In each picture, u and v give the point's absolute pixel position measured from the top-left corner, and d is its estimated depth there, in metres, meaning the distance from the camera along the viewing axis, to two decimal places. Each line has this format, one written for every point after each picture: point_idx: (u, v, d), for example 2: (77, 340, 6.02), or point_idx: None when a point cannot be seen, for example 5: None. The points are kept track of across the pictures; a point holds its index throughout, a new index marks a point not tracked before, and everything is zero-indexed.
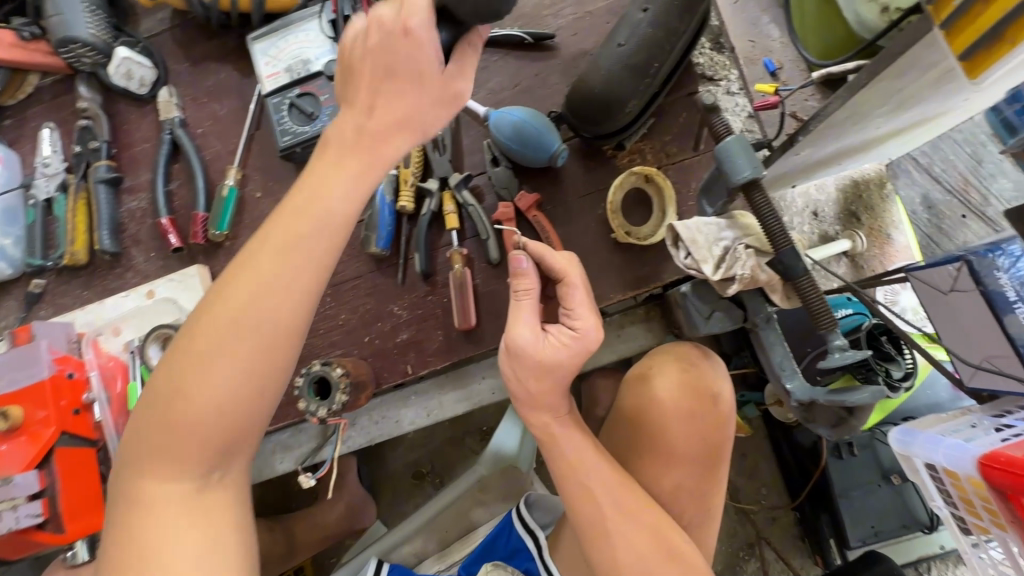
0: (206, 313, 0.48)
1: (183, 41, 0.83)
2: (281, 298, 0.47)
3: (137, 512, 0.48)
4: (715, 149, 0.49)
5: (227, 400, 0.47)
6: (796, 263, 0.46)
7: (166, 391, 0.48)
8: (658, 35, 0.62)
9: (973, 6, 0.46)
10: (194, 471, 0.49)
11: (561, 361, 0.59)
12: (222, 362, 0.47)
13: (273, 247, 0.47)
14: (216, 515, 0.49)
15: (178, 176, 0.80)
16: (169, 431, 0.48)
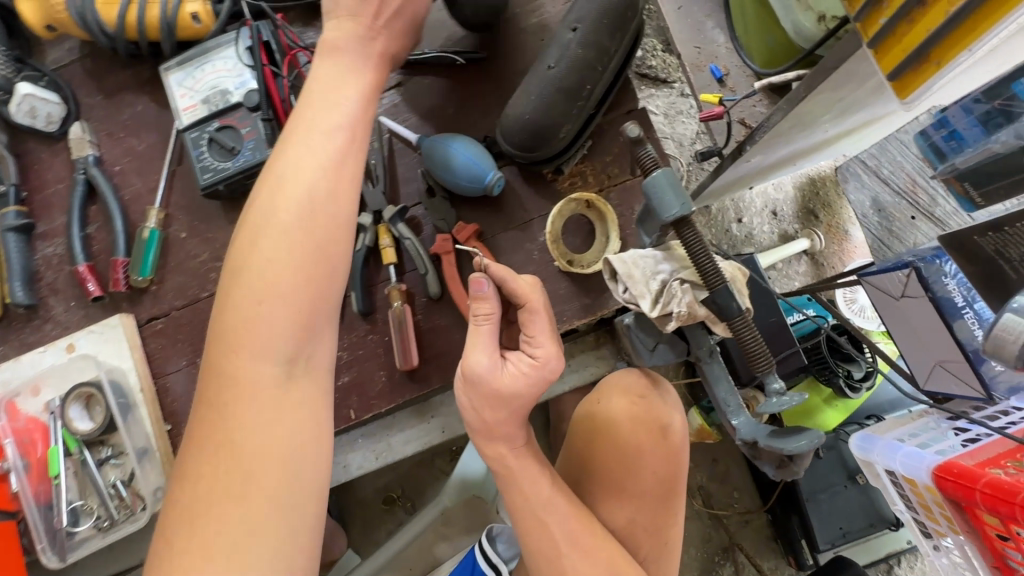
0: (252, 218, 0.48)
1: (95, 72, 0.78)
2: (328, 180, 0.49)
3: (229, 430, 0.45)
4: (644, 184, 0.46)
5: (293, 290, 0.47)
6: (730, 303, 0.44)
7: (233, 303, 0.46)
8: (588, 57, 0.59)
9: (898, 26, 0.45)
10: (280, 368, 0.46)
11: (518, 392, 0.54)
12: (286, 250, 0.47)
13: (301, 156, 0.49)
14: (304, 411, 0.47)
15: (95, 219, 0.75)
16: (243, 344, 0.46)
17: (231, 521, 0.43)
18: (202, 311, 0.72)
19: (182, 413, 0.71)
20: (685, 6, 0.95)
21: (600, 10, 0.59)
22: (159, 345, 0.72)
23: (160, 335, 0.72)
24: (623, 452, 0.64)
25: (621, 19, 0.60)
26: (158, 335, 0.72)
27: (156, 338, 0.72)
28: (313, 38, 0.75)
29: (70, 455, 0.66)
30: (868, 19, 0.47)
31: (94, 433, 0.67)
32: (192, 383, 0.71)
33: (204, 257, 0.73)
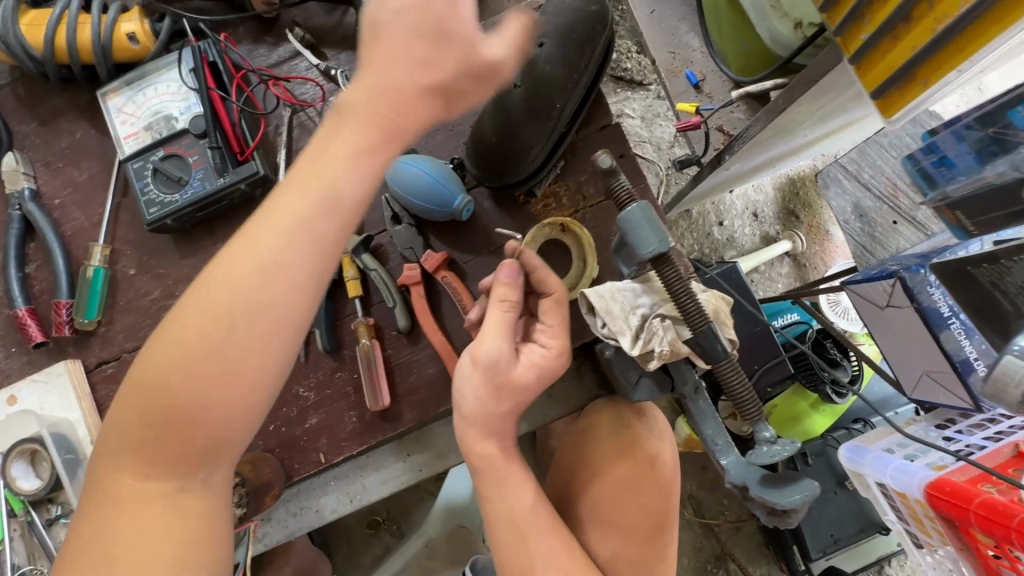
0: (184, 302, 0.40)
1: (28, 98, 0.72)
2: (281, 290, 0.39)
3: (107, 529, 0.41)
4: (619, 219, 0.43)
5: (209, 411, 0.39)
6: (715, 345, 0.41)
7: (138, 396, 0.40)
8: (557, 74, 0.56)
9: (881, 41, 0.42)
10: (175, 482, 0.41)
11: (528, 385, 0.50)
12: (208, 363, 0.39)
13: (263, 228, 0.39)
14: (194, 533, 0.42)
15: (35, 257, 0.70)
16: (141, 446, 0.40)
17: None
18: None
19: None
20: (658, 10, 0.92)
21: (566, 26, 0.56)
22: (109, 391, 0.67)
23: (111, 381, 0.67)
24: (613, 487, 0.60)
25: (589, 33, 0.56)
26: (108, 381, 0.67)
27: (106, 384, 0.67)
28: (267, 55, 0.69)
29: (15, 516, 0.62)
30: (848, 34, 0.44)
31: (39, 492, 0.62)
32: None
33: (156, 294, 0.68)
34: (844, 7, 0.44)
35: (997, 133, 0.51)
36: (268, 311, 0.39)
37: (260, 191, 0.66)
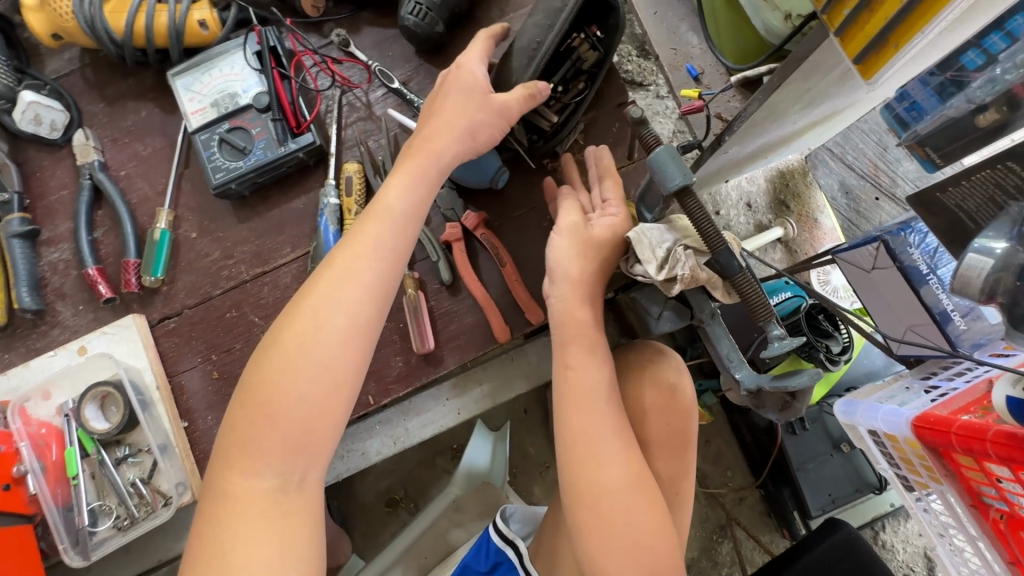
0: (278, 331, 0.52)
1: (96, 80, 0.79)
2: (354, 301, 0.52)
3: (220, 533, 0.48)
4: (648, 159, 0.51)
5: (306, 408, 0.50)
6: (731, 262, 0.49)
7: (246, 411, 0.50)
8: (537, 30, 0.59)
9: (860, 16, 0.50)
10: (275, 480, 0.49)
11: (604, 241, 0.62)
12: (304, 368, 0.50)
13: (339, 258, 0.53)
14: (295, 520, 0.49)
15: (102, 223, 0.76)
16: (247, 458, 0.49)
17: None
18: (215, 308, 0.73)
19: (196, 409, 0.71)
20: (660, 11, 1.02)
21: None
22: (172, 344, 0.73)
23: (174, 334, 0.73)
24: (644, 409, 0.68)
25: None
26: (170, 335, 0.73)
27: (169, 337, 0.73)
28: (318, 41, 0.78)
29: (88, 455, 0.67)
30: (832, 11, 0.53)
31: (111, 432, 0.67)
32: (207, 380, 0.72)
33: (215, 255, 0.75)
34: None
35: (954, 76, 0.46)
36: (342, 313, 0.52)
37: (314, 160, 0.74)
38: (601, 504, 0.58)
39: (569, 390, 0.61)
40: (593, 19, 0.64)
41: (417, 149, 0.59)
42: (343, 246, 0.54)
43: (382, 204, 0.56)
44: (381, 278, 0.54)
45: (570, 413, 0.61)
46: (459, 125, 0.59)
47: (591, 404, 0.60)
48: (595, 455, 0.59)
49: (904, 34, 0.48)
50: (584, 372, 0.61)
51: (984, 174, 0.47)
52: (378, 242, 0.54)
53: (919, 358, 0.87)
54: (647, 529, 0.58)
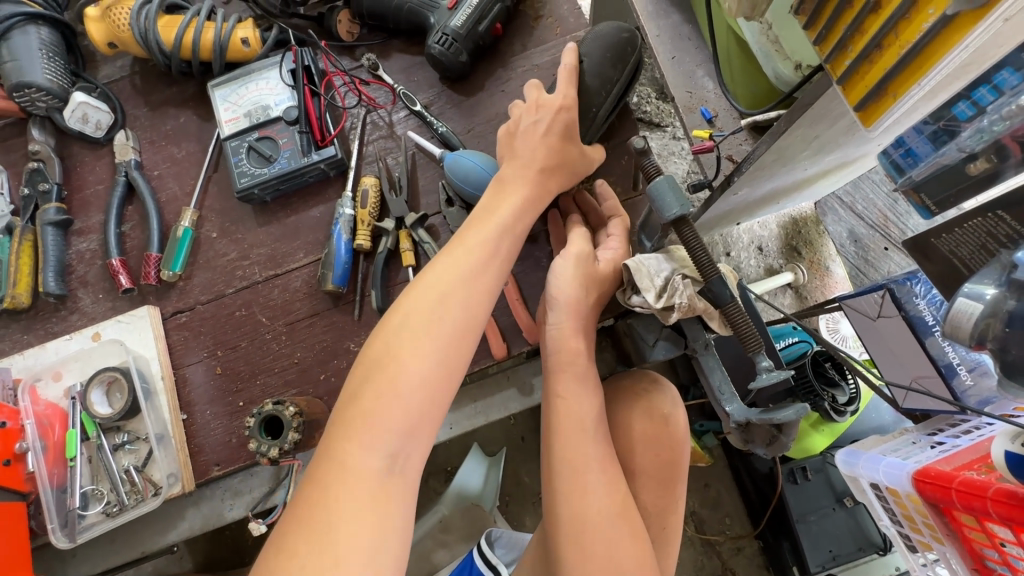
0: (399, 315, 0.52)
1: (142, 87, 0.85)
2: (471, 293, 0.53)
3: (327, 507, 0.43)
4: (648, 188, 0.53)
5: (421, 389, 0.49)
6: (723, 291, 0.51)
7: (362, 385, 0.49)
8: (597, 86, 0.66)
9: (861, 67, 0.53)
10: (386, 455, 0.46)
11: (609, 275, 0.64)
12: (425, 351, 0.50)
13: (460, 247, 0.55)
14: (398, 503, 0.45)
15: (131, 218, 0.80)
16: (366, 432, 0.46)
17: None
18: (226, 306, 0.76)
19: (196, 403, 0.73)
20: (679, 56, 1.07)
21: (603, 48, 0.66)
22: (181, 337, 0.75)
23: (184, 328, 0.76)
24: (634, 439, 0.67)
25: (622, 52, 0.67)
26: (180, 328, 0.76)
27: (179, 330, 0.76)
28: (350, 63, 0.83)
29: (88, 439, 0.69)
30: (835, 61, 0.56)
31: (113, 417, 0.69)
32: (210, 375, 0.74)
33: (232, 255, 0.78)
34: (830, 41, 0.56)
35: (946, 126, 0.46)
36: (462, 298, 0.52)
37: (335, 172, 0.78)
38: (583, 532, 0.58)
39: (558, 416, 0.62)
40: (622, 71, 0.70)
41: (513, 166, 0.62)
42: (468, 244, 0.56)
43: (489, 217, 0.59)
44: (491, 279, 0.55)
45: (557, 438, 0.61)
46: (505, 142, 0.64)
47: (579, 432, 0.61)
48: (579, 482, 0.59)
49: (903, 84, 0.49)
50: (573, 398, 0.62)
51: (975, 223, 0.49)
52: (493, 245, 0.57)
53: (924, 414, 0.86)
54: (627, 563, 0.57)
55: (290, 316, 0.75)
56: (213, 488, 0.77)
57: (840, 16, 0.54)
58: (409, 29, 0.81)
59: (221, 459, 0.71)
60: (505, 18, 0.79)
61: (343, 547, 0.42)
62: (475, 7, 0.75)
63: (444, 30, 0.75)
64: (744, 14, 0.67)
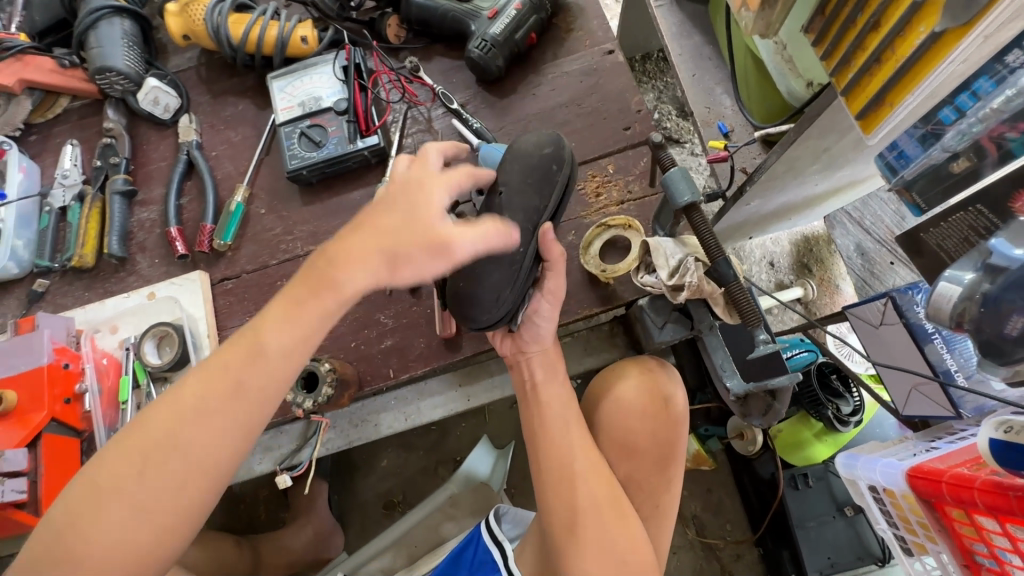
0: (143, 421, 0.43)
1: (207, 77, 0.94)
2: (238, 399, 0.44)
3: (78, 556, 0.41)
4: (663, 178, 0.59)
5: (138, 523, 0.42)
6: (728, 271, 0.56)
7: (80, 503, 0.41)
8: (512, 221, 0.60)
9: (862, 80, 0.59)
10: (147, 517, 0.42)
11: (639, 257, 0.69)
12: (161, 472, 0.42)
13: (294, 295, 0.46)
14: (158, 561, 0.43)
15: (189, 193, 0.88)
16: (84, 510, 0.42)
17: None
18: (269, 275, 0.83)
19: None
20: (699, 73, 1.13)
21: (523, 172, 0.62)
22: (226, 302, 0.82)
23: (229, 293, 0.83)
24: (630, 422, 0.70)
25: (545, 177, 0.62)
26: (226, 294, 0.83)
27: (225, 296, 0.83)
28: (395, 64, 0.91)
29: (139, 386, 0.75)
30: (840, 74, 0.62)
31: (162, 367, 0.75)
32: None
33: (278, 230, 0.85)
34: (836, 56, 0.62)
35: (932, 129, 0.52)
36: (271, 352, 0.45)
37: (377, 159, 0.85)
38: (574, 522, 0.62)
39: (540, 412, 0.68)
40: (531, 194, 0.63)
41: (367, 228, 0.47)
42: (251, 331, 0.45)
43: (284, 312, 0.45)
44: (271, 396, 0.45)
45: (541, 438, 0.67)
46: (374, 246, 0.46)
47: (562, 425, 0.67)
48: (567, 474, 0.64)
49: (898, 94, 0.54)
50: (552, 397, 0.69)
51: (958, 216, 0.51)
52: (283, 348, 0.45)
53: (925, 421, 0.89)
54: (621, 544, 0.61)
55: None
56: None
57: (845, 33, 0.60)
58: (451, 35, 0.89)
59: None
60: (540, 29, 0.87)
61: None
62: (512, 17, 0.83)
63: (484, 37, 0.83)
64: (758, 32, 0.75)
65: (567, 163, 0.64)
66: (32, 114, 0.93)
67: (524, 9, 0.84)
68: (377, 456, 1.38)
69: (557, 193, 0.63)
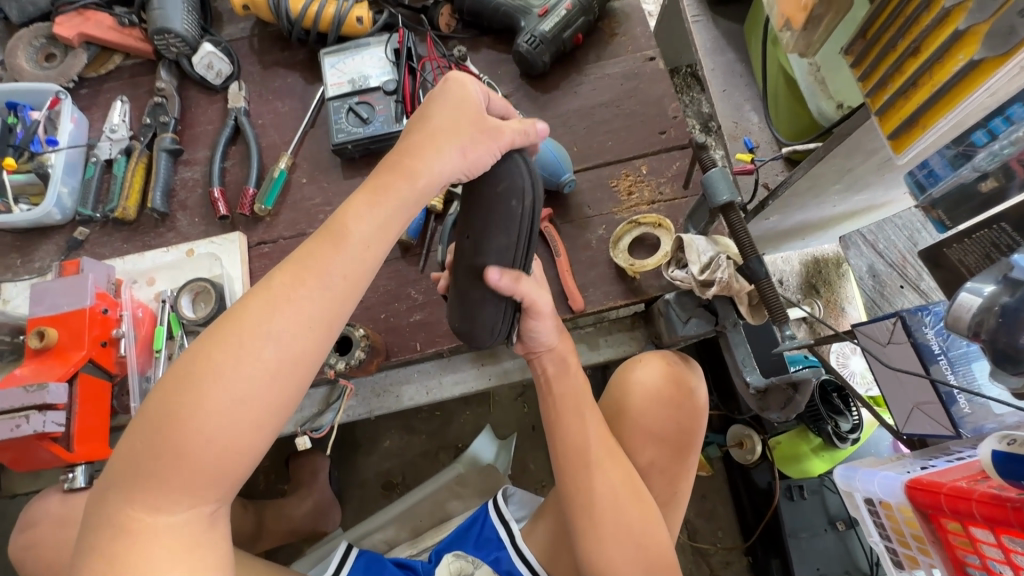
0: (237, 312, 0.45)
1: (259, 48, 0.97)
2: (327, 286, 0.46)
3: (171, 435, 0.42)
4: (704, 177, 0.62)
5: (237, 408, 0.43)
6: (760, 269, 0.59)
7: (181, 388, 0.42)
8: (480, 266, 0.61)
9: (897, 102, 0.62)
10: (240, 394, 0.43)
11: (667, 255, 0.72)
12: (259, 351, 0.44)
13: (374, 186, 0.50)
14: (249, 444, 0.44)
15: (233, 157, 0.91)
16: (179, 392, 0.42)
17: (136, 534, 0.42)
18: (306, 243, 0.86)
19: None
20: (729, 89, 1.18)
21: (482, 215, 0.58)
22: (262, 265, 0.85)
23: (265, 257, 0.85)
24: (646, 410, 0.72)
25: (505, 216, 0.57)
26: (262, 257, 0.85)
27: (261, 259, 0.85)
28: (443, 51, 0.94)
29: (173, 337, 0.77)
30: (875, 95, 0.66)
31: (198, 321, 0.77)
32: None
33: (317, 200, 0.88)
34: (873, 78, 0.66)
35: (965, 150, 0.57)
36: (355, 241, 0.48)
37: None
38: (596, 500, 0.64)
39: (558, 400, 0.70)
40: (501, 223, 0.58)
41: (418, 126, 0.52)
42: (329, 235, 0.48)
43: (365, 204, 0.49)
44: (352, 280, 0.48)
45: (561, 427, 0.69)
46: (441, 142, 0.51)
47: (586, 409, 0.69)
48: (585, 462, 0.66)
49: (931, 117, 0.58)
50: (572, 389, 0.71)
51: (982, 233, 0.56)
52: (366, 244, 0.48)
53: (924, 440, 0.92)
54: (637, 526, 0.64)
55: None
56: None
57: (884, 57, 0.64)
58: (500, 29, 0.92)
59: None
60: (586, 30, 0.90)
61: (183, 479, 0.42)
62: (562, 17, 0.86)
63: (533, 32, 0.86)
64: (799, 50, 0.79)
65: (526, 195, 0.57)
66: (86, 68, 0.95)
67: (574, 10, 0.87)
68: (380, 436, 1.39)
69: (526, 227, 0.59)
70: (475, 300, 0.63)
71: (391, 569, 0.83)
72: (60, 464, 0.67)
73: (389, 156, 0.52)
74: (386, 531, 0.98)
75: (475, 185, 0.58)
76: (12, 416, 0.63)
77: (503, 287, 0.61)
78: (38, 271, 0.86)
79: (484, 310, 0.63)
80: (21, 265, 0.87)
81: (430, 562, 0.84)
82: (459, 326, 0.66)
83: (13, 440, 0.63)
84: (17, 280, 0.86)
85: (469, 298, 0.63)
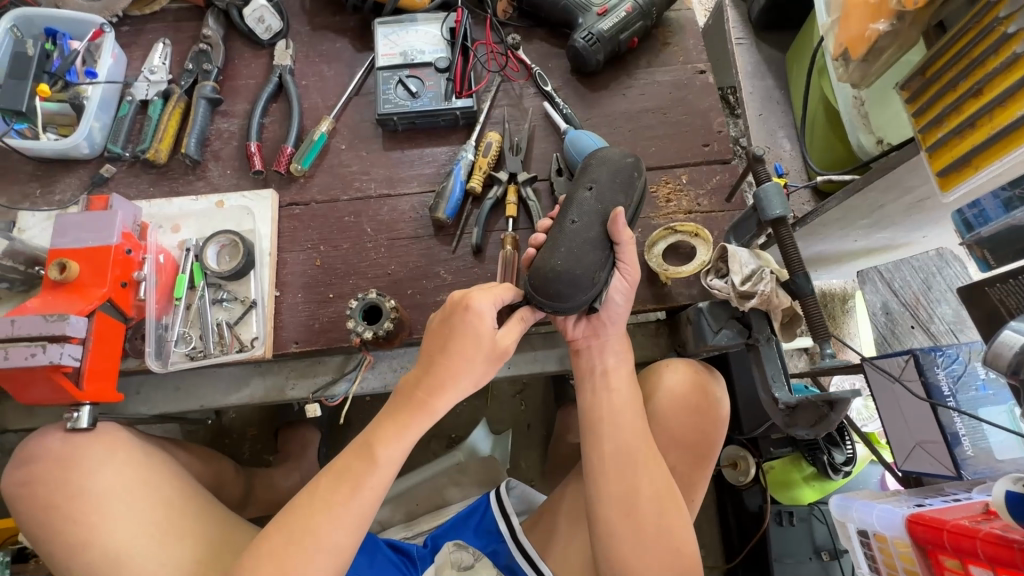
0: (294, 507, 0.60)
1: (310, 9, 0.95)
2: (412, 427, 0.63)
3: (305, 535, 0.58)
4: (757, 189, 0.63)
5: (350, 522, 0.60)
6: (805, 286, 0.62)
7: (313, 501, 0.60)
8: (603, 212, 0.64)
9: (950, 140, 0.63)
10: (354, 512, 0.60)
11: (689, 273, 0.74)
12: (313, 551, 0.58)
13: (444, 359, 0.62)
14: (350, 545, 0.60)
15: (273, 114, 0.89)
16: (308, 507, 0.60)
17: None
18: (338, 210, 0.84)
19: (291, 285, 0.80)
20: (765, 115, 1.19)
21: (611, 173, 0.66)
22: (291, 226, 0.83)
23: (295, 219, 0.84)
24: (675, 416, 0.73)
25: (629, 182, 0.67)
26: (292, 219, 0.84)
27: (291, 220, 0.83)
28: (497, 37, 0.93)
29: (193, 287, 0.77)
30: (928, 132, 0.67)
31: (223, 274, 0.76)
32: (309, 264, 0.81)
33: (353, 167, 0.86)
34: (927, 115, 0.67)
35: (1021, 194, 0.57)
36: (437, 404, 0.63)
37: (464, 122, 0.87)
38: (637, 505, 0.64)
39: (603, 398, 0.69)
40: (623, 183, 0.66)
41: (461, 316, 0.62)
42: (414, 397, 0.63)
43: (391, 429, 0.63)
44: (379, 489, 0.62)
45: (605, 425, 0.68)
46: (485, 352, 0.63)
47: (629, 411, 0.68)
48: (633, 464, 0.66)
49: (986, 159, 0.59)
50: (619, 387, 0.70)
51: None
52: (391, 458, 0.62)
53: (920, 478, 0.94)
54: (674, 534, 0.65)
55: (392, 232, 0.83)
56: (279, 369, 0.81)
57: (942, 96, 0.65)
58: (557, 23, 0.92)
59: (301, 338, 0.78)
60: (642, 35, 0.91)
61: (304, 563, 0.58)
62: (622, 18, 0.86)
63: (591, 30, 0.86)
64: (853, 80, 0.82)
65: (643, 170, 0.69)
66: (130, 6, 0.93)
67: (634, 13, 0.87)
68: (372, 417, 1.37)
69: (638, 191, 0.68)
70: (585, 242, 0.63)
71: (386, 549, 0.82)
72: (68, 401, 0.65)
73: (439, 343, 0.63)
74: (380, 511, 0.98)
75: (601, 156, 0.68)
76: (27, 344, 0.61)
77: (626, 229, 0.64)
78: (57, 203, 0.84)
79: (593, 253, 0.62)
80: (39, 195, 0.85)
81: (427, 547, 0.83)
82: (558, 266, 0.61)
83: (25, 369, 0.61)
84: (33, 210, 0.83)
85: (583, 241, 0.63)
